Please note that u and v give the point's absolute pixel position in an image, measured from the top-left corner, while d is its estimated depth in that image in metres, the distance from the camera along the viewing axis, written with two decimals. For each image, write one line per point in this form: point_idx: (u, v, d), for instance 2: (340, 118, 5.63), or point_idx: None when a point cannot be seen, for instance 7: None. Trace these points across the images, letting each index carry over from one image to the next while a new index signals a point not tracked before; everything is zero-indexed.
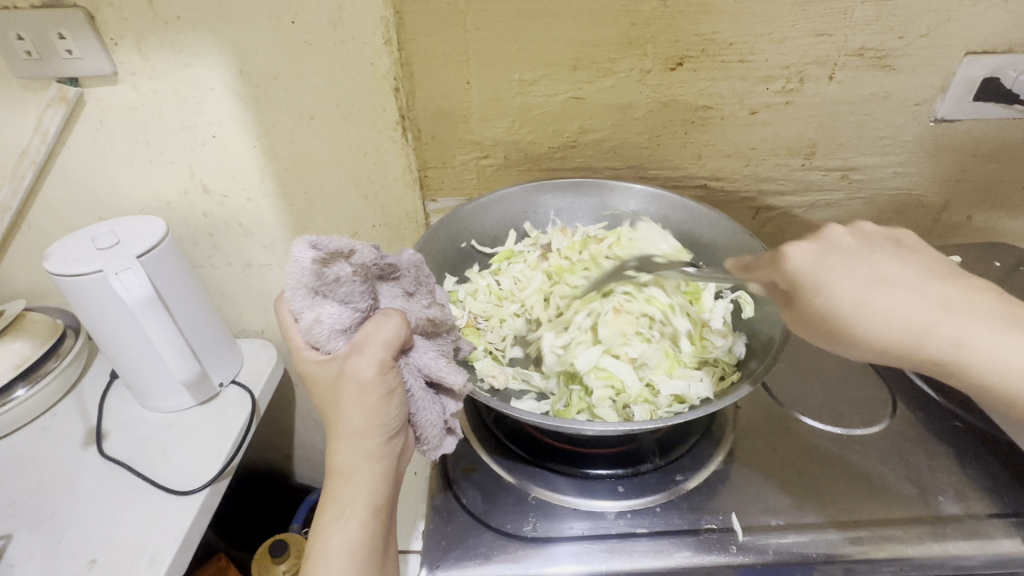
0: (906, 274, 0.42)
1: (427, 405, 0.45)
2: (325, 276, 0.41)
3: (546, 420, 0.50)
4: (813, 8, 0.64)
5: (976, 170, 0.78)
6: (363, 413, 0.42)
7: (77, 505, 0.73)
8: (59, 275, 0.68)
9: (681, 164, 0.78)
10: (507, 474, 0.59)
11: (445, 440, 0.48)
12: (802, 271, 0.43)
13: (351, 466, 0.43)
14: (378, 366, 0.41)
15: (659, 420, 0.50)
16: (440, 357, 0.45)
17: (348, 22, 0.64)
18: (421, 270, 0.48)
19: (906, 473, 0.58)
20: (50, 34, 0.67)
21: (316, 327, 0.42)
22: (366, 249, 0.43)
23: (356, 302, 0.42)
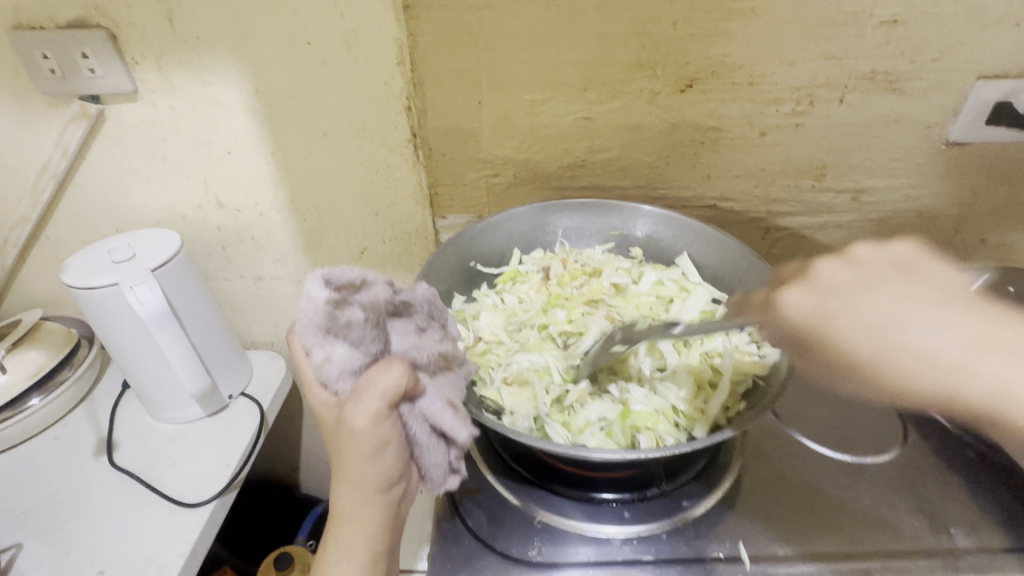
0: (920, 304, 0.43)
1: (431, 448, 0.44)
2: (336, 318, 0.41)
3: (552, 444, 0.48)
4: (822, 33, 0.64)
5: (990, 193, 0.78)
6: (360, 461, 0.42)
7: (87, 514, 0.74)
8: (77, 288, 0.70)
9: (690, 184, 0.78)
10: (514, 498, 0.59)
11: (450, 478, 0.46)
12: (840, 321, 0.45)
13: (351, 511, 0.44)
14: (372, 417, 0.40)
15: (668, 447, 0.48)
16: (448, 407, 0.44)
17: (362, 42, 0.66)
18: (434, 306, 0.48)
19: (917, 503, 0.57)
20: (74, 54, 0.69)
21: (326, 365, 0.41)
22: (379, 284, 0.44)
23: (366, 345, 0.42)
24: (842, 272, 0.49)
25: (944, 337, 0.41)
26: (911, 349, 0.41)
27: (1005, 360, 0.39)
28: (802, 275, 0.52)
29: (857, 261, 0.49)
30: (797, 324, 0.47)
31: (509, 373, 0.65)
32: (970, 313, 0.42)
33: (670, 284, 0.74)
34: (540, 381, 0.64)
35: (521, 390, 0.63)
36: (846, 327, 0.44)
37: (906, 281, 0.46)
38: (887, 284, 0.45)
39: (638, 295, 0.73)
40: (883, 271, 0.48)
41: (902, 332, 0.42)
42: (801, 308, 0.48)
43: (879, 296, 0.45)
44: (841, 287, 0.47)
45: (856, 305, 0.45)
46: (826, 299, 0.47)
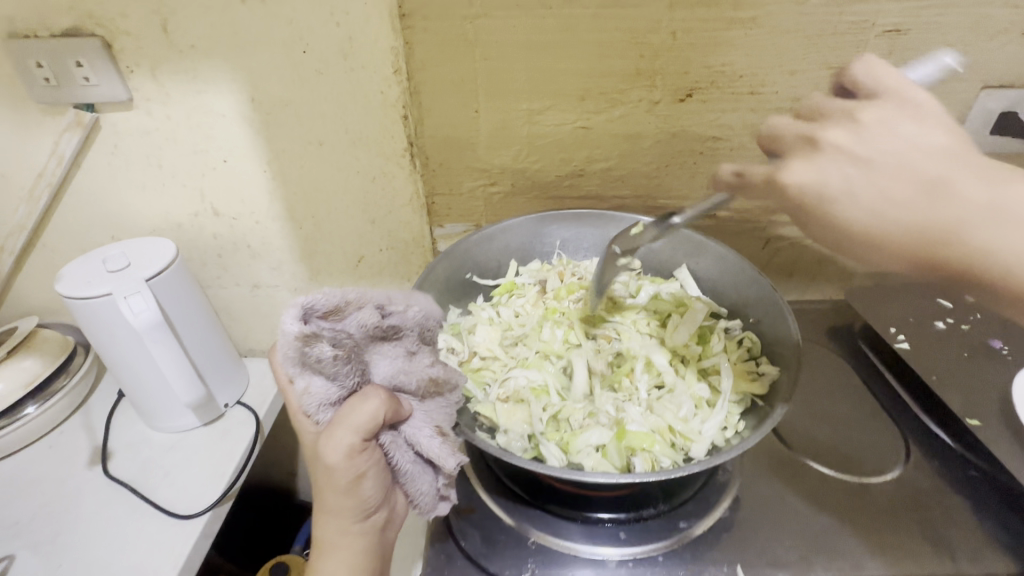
0: (918, 170, 0.50)
1: (417, 477, 0.44)
2: (307, 353, 0.40)
3: (546, 467, 0.47)
4: (825, 42, 0.63)
5: None
6: (336, 493, 0.43)
7: (80, 526, 0.73)
8: (70, 298, 0.69)
9: (690, 194, 0.77)
10: (508, 517, 0.58)
11: (439, 505, 0.47)
12: (844, 206, 0.51)
13: (331, 540, 0.45)
14: (345, 451, 0.40)
15: (660, 472, 0.47)
16: (436, 435, 0.44)
17: (358, 52, 0.65)
18: (425, 328, 0.48)
19: (920, 524, 0.56)
20: (68, 62, 0.68)
21: (305, 398, 0.41)
22: (365, 310, 0.44)
23: (343, 379, 0.41)
24: (848, 138, 0.53)
25: (948, 211, 0.48)
26: (923, 224, 0.48)
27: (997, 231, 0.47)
28: (801, 148, 0.56)
29: (854, 128, 0.53)
30: (806, 201, 0.53)
31: (504, 390, 0.64)
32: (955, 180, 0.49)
33: (668, 298, 0.73)
34: (536, 401, 0.63)
35: (517, 403, 0.62)
36: (847, 210, 0.50)
37: (902, 146, 0.51)
38: (885, 164, 0.50)
39: (635, 311, 0.73)
40: (876, 143, 0.52)
41: (903, 212, 0.49)
42: (808, 184, 0.53)
43: (880, 168, 0.50)
44: (850, 164, 0.51)
45: (867, 186, 0.50)
46: (836, 181, 0.51)
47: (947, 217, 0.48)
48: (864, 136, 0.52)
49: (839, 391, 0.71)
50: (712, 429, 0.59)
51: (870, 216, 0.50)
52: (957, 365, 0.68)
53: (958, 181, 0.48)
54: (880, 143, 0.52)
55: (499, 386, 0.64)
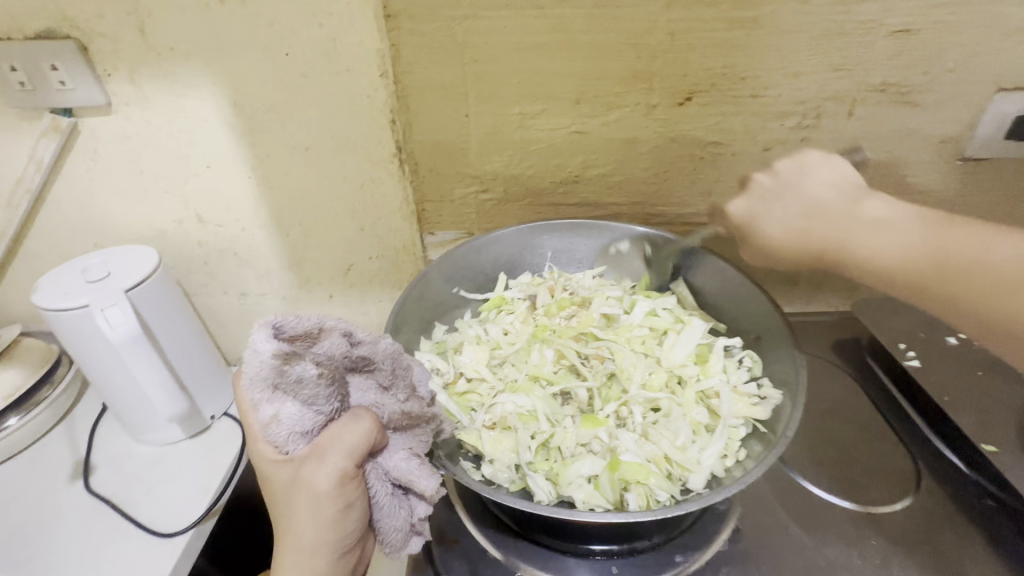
0: (834, 195, 0.54)
1: (392, 510, 0.41)
2: (286, 374, 0.37)
3: (535, 507, 0.45)
4: (831, 43, 0.60)
5: (1008, 209, 0.73)
6: (316, 526, 0.39)
7: (59, 545, 0.71)
8: (47, 310, 0.67)
9: (689, 201, 0.74)
10: (494, 551, 0.55)
11: (411, 542, 0.43)
12: (762, 229, 0.57)
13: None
14: (337, 478, 0.37)
15: (658, 510, 0.44)
16: (412, 457, 0.41)
17: (343, 54, 0.63)
18: (399, 360, 0.44)
19: (927, 555, 0.54)
20: (43, 66, 0.66)
21: (273, 426, 0.38)
22: (334, 337, 0.40)
23: (321, 404, 0.38)
24: (774, 180, 0.58)
25: (869, 234, 0.50)
26: (829, 233, 0.52)
27: (897, 235, 0.49)
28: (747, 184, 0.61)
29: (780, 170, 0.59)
30: (740, 225, 0.60)
31: (490, 412, 0.61)
32: (852, 198, 0.53)
33: (665, 313, 0.70)
34: (523, 427, 0.60)
35: (504, 430, 0.60)
36: (773, 225, 0.56)
37: (801, 186, 0.56)
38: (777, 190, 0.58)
39: (632, 325, 0.69)
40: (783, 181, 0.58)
41: (802, 226, 0.54)
42: (741, 213, 0.60)
43: (813, 194, 0.55)
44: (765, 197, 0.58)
45: (769, 212, 0.57)
46: (754, 212, 0.58)
47: (848, 232, 0.51)
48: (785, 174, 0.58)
49: (842, 410, 0.68)
50: (710, 457, 0.56)
51: (772, 233, 0.56)
52: (970, 381, 0.65)
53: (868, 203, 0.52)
54: (782, 184, 0.58)
55: (485, 411, 0.62)
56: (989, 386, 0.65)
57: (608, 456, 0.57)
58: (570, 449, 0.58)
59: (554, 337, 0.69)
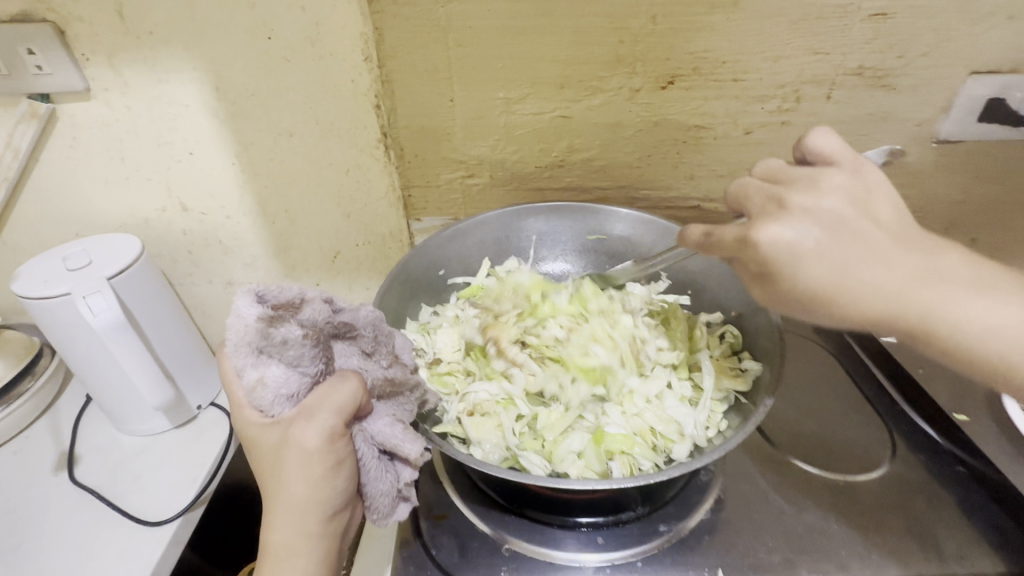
0: (898, 242, 0.40)
1: (379, 475, 0.41)
2: (271, 336, 0.37)
3: (520, 475, 0.45)
4: (809, 26, 0.61)
5: (980, 191, 0.75)
6: (305, 486, 0.38)
7: (44, 535, 0.71)
8: (28, 298, 0.66)
9: (673, 184, 0.75)
10: (482, 525, 0.56)
11: (399, 508, 0.43)
12: (823, 271, 0.38)
13: (287, 546, 0.39)
14: (326, 435, 0.37)
15: (642, 476, 0.45)
16: (396, 422, 0.42)
17: (326, 38, 0.62)
18: (381, 327, 0.44)
19: (903, 522, 0.55)
20: (19, 50, 0.65)
21: (259, 389, 0.37)
22: (317, 303, 0.40)
23: (306, 365, 0.38)
24: (814, 203, 0.40)
25: (956, 294, 0.39)
26: (918, 288, 0.39)
27: (995, 302, 0.40)
28: (769, 210, 0.41)
29: (821, 189, 0.41)
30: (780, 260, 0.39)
31: (477, 395, 0.61)
32: (923, 245, 0.40)
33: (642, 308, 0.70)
34: (508, 411, 0.60)
35: (490, 408, 0.60)
36: (833, 275, 0.38)
37: (852, 217, 0.39)
38: (834, 216, 0.39)
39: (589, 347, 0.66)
40: (836, 203, 0.40)
41: (890, 273, 0.38)
42: (786, 243, 0.38)
43: (880, 231, 0.40)
44: (812, 223, 0.39)
45: (839, 248, 0.38)
46: (811, 245, 0.38)
47: (928, 294, 0.39)
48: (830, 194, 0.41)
49: (823, 385, 0.70)
50: (694, 425, 0.58)
51: (848, 279, 0.38)
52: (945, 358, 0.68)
53: (945, 255, 0.40)
54: (833, 209, 0.40)
55: (468, 395, 0.61)
56: None
57: (595, 431, 0.59)
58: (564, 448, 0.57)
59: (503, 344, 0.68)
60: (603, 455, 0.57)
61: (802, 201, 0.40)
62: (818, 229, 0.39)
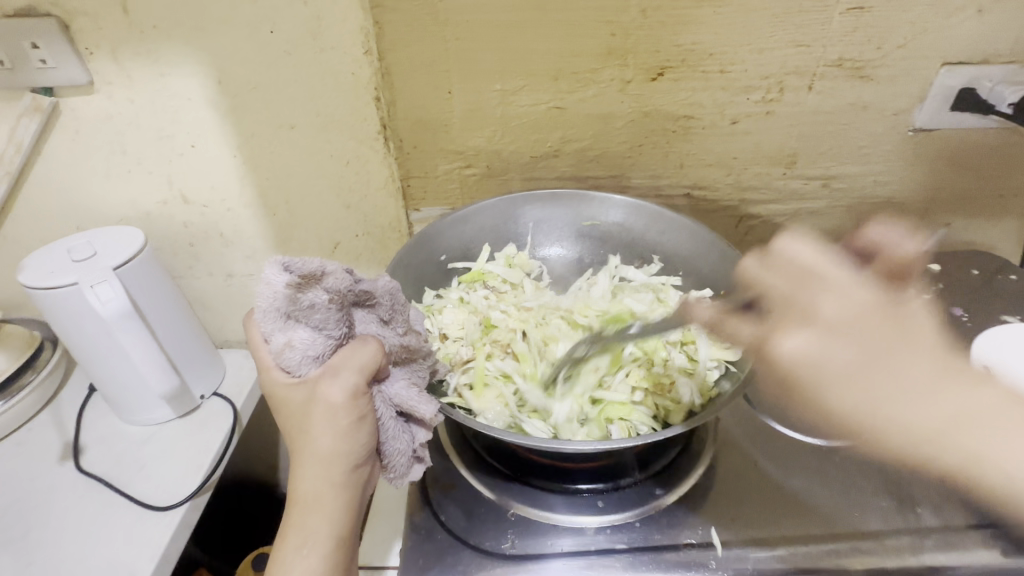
0: (929, 378, 0.42)
1: (396, 434, 0.43)
2: (299, 301, 0.39)
3: (525, 438, 0.48)
4: (791, 20, 0.64)
5: (955, 178, 0.79)
6: (332, 438, 0.40)
7: (52, 522, 0.72)
8: (35, 288, 0.67)
9: (663, 173, 0.78)
10: (487, 492, 0.58)
11: (414, 469, 0.45)
12: (842, 393, 0.41)
13: (314, 494, 0.40)
14: (350, 392, 0.39)
15: (641, 436, 0.48)
16: (411, 386, 0.44)
17: (327, 31, 0.64)
18: (397, 296, 0.45)
19: (885, 483, 0.58)
20: (23, 44, 0.66)
21: (286, 352, 0.40)
22: (339, 273, 0.41)
23: (331, 329, 0.40)
24: (842, 310, 0.43)
25: (978, 427, 0.41)
26: (942, 433, 0.41)
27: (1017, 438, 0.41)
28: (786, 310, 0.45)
29: (848, 297, 0.44)
30: (806, 376, 0.42)
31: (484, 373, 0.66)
32: (956, 378, 0.42)
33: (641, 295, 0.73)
34: (512, 386, 0.65)
35: (498, 386, 0.65)
36: (849, 395, 0.41)
37: (871, 336, 0.42)
38: (856, 340, 0.42)
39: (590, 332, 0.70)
40: (853, 319, 0.43)
41: (918, 409, 0.41)
42: (806, 357, 0.42)
43: (911, 364, 0.42)
44: (837, 340, 0.42)
45: (861, 374, 0.41)
46: (840, 366, 0.41)
47: (958, 437, 0.41)
48: (860, 310, 0.43)
49: None
50: (683, 391, 0.62)
51: (875, 412, 0.41)
52: None
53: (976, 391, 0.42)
54: (861, 315, 0.43)
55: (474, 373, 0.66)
56: None
57: (594, 401, 0.64)
58: (596, 454, 0.58)
59: (504, 325, 0.70)
60: (602, 421, 0.62)
61: (829, 311, 0.43)
62: (821, 334, 0.42)
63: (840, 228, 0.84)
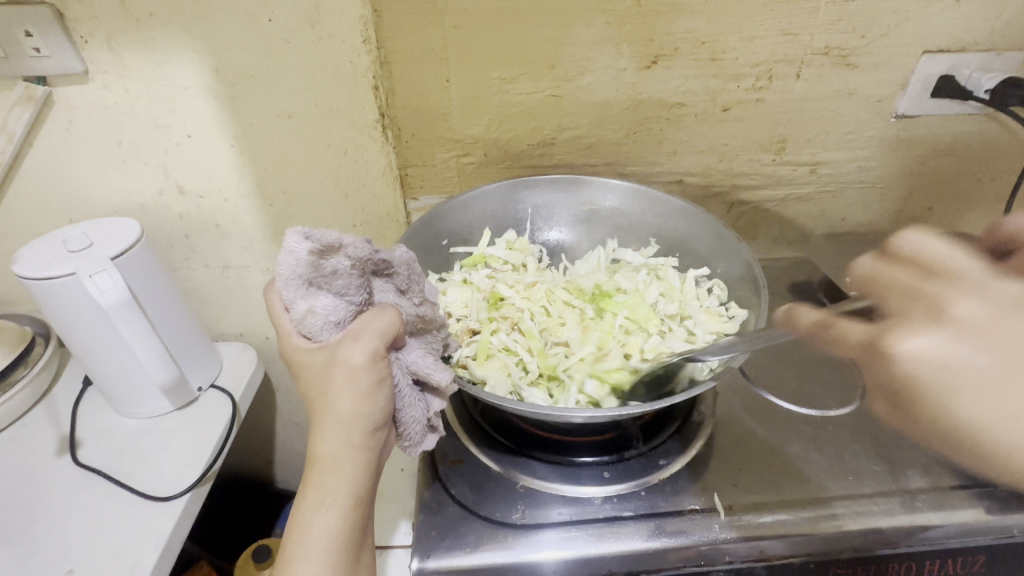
0: None
1: (413, 402, 0.45)
2: (322, 268, 0.42)
3: (536, 407, 0.51)
4: (780, 9, 0.67)
5: (935, 163, 0.82)
6: (352, 400, 0.41)
7: (52, 514, 0.71)
8: (31, 279, 0.67)
9: (657, 160, 0.80)
10: (496, 466, 0.60)
11: (427, 437, 0.48)
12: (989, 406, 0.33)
13: (334, 455, 0.41)
14: (371, 354, 0.41)
15: (648, 403, 0.51)
16: (426, 354, 0.46)
17: (326, 19, 0.64)
18: (413, 267, 0.49)
19: (877, 452, 0.61)
20: (16, 33, 0.65)
21: (309, 318, 0.42)
22: (357, 243, 0.44)
23: (352, 295, 0.43)
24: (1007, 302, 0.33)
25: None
26: None
27: None
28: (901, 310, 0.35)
29: (995, 299, 0.33)
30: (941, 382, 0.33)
31: (491, 349, 0.67)
32: None
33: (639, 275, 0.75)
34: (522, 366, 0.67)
35: (506, 364, 0.66)
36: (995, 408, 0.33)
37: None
38: (1007, 346, 0.32)
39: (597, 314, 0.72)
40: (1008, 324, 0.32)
41: None
42: (937, 360, 0.32)
43: None
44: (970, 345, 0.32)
45: (997, 384, 0.33)
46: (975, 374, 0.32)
47: None
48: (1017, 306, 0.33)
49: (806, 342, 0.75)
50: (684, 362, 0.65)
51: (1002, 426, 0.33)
52: None
53: None
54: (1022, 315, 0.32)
55: (481, 350, 0.67)
56: None
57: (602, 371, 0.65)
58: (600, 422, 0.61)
59: (508, 305, 0.72)
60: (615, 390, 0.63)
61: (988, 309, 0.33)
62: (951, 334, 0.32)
63: (827, 213, 0.87)
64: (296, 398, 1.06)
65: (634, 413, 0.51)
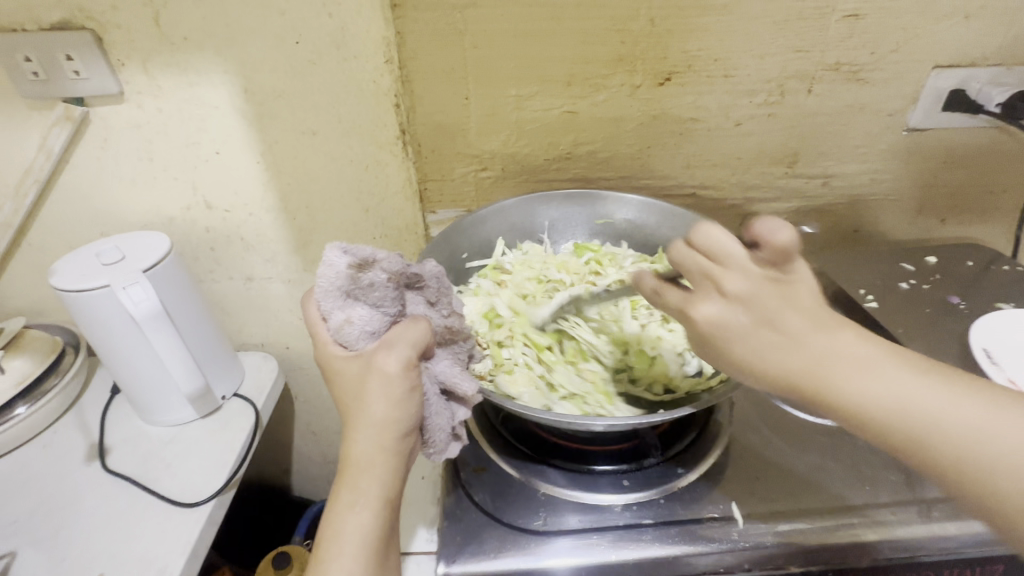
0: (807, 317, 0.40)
1: (439, 410, 0.47)
2: (360, 280, 0.45)
3: (559, 416, 0.52)
4: (790, 27, 0.68)
5: (948, 176, 0.83)
6: (386, 406, 0.43)
7: (82, 521, 0.73)
8: (66, 291, 0.69)
9: (670, 173, 0.81)
10: (516, 473, 0.61)
11: (450, 445, 0.49)
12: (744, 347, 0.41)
13: (365, 458, 0.43)
14: (404, 361, 0.43)
15: (670, 411, 0.52)
16: (453, 364, 0.49)
17: (350, 41, 0.67)
18: (443, 280, 0.51)
19: (895, 462, 0.61)
20: (58, 56, 0.69)
21: (346, 327, 0.44)
22: (391, 259, 0.47)
23: (387, 307, 0.45)
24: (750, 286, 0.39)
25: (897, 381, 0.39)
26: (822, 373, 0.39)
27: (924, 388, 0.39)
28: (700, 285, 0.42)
29: (748, 274, 0.40)
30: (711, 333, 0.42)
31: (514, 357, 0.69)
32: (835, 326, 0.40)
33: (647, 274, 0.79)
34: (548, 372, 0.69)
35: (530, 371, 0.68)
36: (765, 339, 0.40)
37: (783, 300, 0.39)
38: (759, 308, 0.39)
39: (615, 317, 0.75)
40: (758, 293, 0.40)
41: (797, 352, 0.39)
42: (716, 321, 0.41)
43: (798, 317, 0.40)
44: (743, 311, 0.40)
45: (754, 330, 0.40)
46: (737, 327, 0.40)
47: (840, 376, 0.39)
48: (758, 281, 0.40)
49: None
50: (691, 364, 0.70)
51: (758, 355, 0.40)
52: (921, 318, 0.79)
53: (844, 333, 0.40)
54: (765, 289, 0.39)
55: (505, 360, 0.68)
56: (935, 321, 0.78)
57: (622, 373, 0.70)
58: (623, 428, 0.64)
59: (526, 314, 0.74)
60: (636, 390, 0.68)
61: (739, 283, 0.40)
62: (721, 294, 0.41)
63: (840, 225, 0.88)
64: (314, 407, 1.08)
65: (653, 423, 0.52)
